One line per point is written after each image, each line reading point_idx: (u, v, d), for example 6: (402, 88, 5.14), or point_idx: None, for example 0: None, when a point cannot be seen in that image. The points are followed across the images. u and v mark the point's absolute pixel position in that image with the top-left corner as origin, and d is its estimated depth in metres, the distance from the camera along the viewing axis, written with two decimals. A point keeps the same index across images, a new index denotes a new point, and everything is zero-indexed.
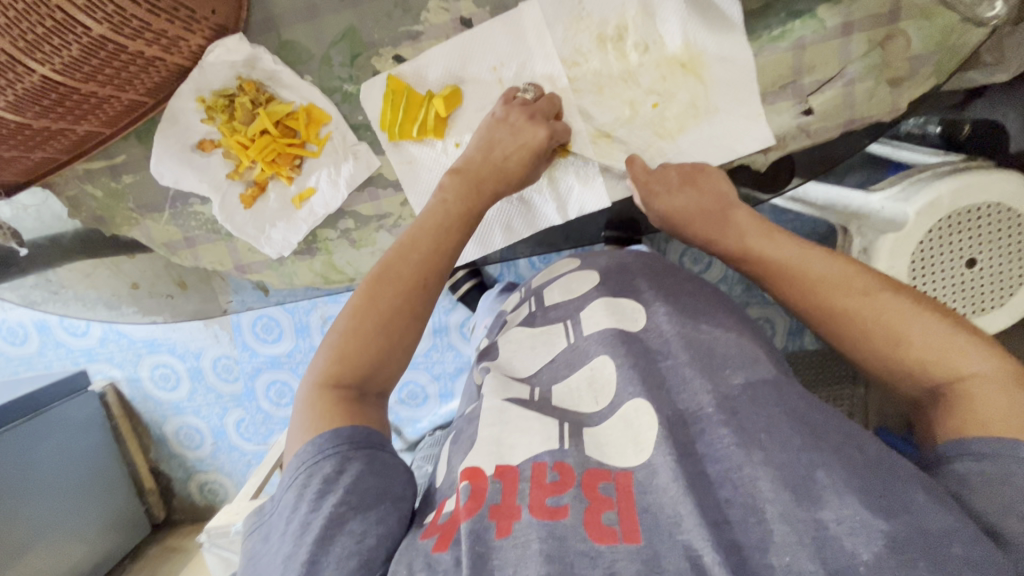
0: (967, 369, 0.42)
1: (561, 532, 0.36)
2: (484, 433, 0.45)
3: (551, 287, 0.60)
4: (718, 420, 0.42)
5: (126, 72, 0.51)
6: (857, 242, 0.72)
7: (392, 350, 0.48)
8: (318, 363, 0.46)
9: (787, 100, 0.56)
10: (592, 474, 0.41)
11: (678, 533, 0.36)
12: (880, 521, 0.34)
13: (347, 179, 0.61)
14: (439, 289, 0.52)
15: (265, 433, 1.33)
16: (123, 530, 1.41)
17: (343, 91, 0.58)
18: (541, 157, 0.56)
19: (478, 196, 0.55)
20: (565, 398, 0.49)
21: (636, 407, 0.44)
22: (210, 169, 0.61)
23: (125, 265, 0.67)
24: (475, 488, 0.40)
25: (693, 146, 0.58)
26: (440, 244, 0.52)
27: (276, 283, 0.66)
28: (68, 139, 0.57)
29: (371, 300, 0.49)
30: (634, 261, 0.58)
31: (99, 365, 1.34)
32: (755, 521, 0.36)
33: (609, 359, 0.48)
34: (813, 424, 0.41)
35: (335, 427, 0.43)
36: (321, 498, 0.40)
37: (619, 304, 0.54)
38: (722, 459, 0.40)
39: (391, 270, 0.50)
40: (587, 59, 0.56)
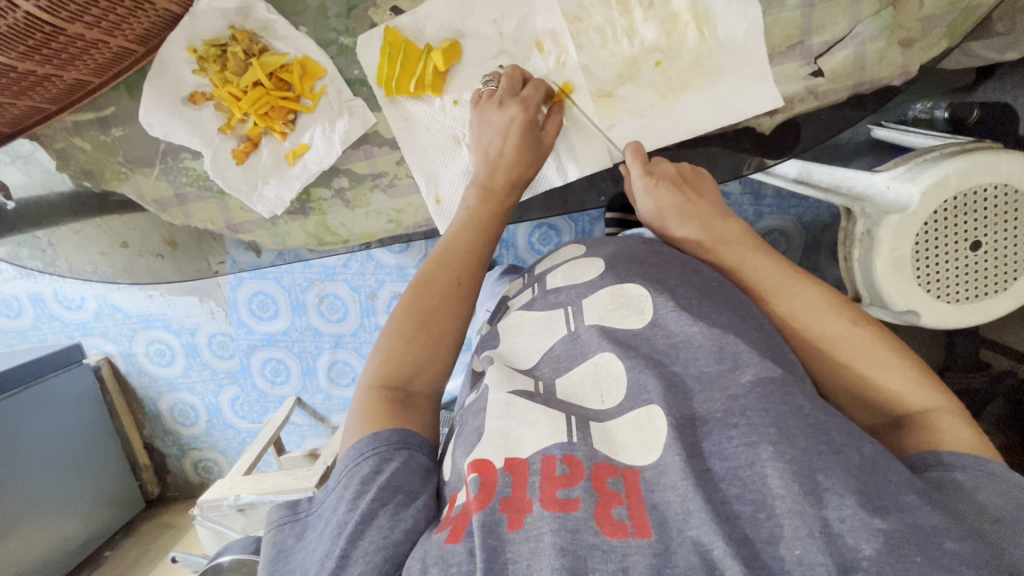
0: (934, 403, 0.43)
1: (573, 525, 0.33)
2: (489, 426, 0.40)
3: (555, 274, 0.54)
4: (728, 424, 0.37)
5: (114, 14, 0.50)
6: (860, 223, 0.71)
7: (435, 349, 0.48)
8: (369, 368, 0.46)
9: (795, 61, 0.55)
10: (601, 467, 0.37)
11: (686, 529, 0.33)
12: (877, 519, 0.31)
13: (343, 136, 0.59)
14: (473, 291, 0.51)
15: (259, 412, 1.33)
16: (118, 505, 1.41)
17: (339, 43, 0.56)
18: (530, 138, 0.55)
19: (500, 200, 0.55)
20: (569, 394, 0.44)
21: (650, 412, 0.39)
22: (201, 123, 0.59)
23: (115, 223, 0.66)
24: (485, 481, 0.37)
25: (697, 107, 0.57)
26: (477, 252, 0.53)
27: (269, 244, 0.65)
28: (57, 87, 0.55)
29: (410, 305, 0.49)
30: (641, 249, 0.53)
31: (94, 339, 1.33)
32: (765, 516, 0.33)
33: (617, 358, 0.43)
34: (817, 425, 0.36)
35: (374, 431, 0.42)
36: (358, 499, 0.38)
37: (625, 292, 0.48)
38: (730, 457, 0.36)
39: (427, 276, 0.51)
40: (589, 14, 0.54)
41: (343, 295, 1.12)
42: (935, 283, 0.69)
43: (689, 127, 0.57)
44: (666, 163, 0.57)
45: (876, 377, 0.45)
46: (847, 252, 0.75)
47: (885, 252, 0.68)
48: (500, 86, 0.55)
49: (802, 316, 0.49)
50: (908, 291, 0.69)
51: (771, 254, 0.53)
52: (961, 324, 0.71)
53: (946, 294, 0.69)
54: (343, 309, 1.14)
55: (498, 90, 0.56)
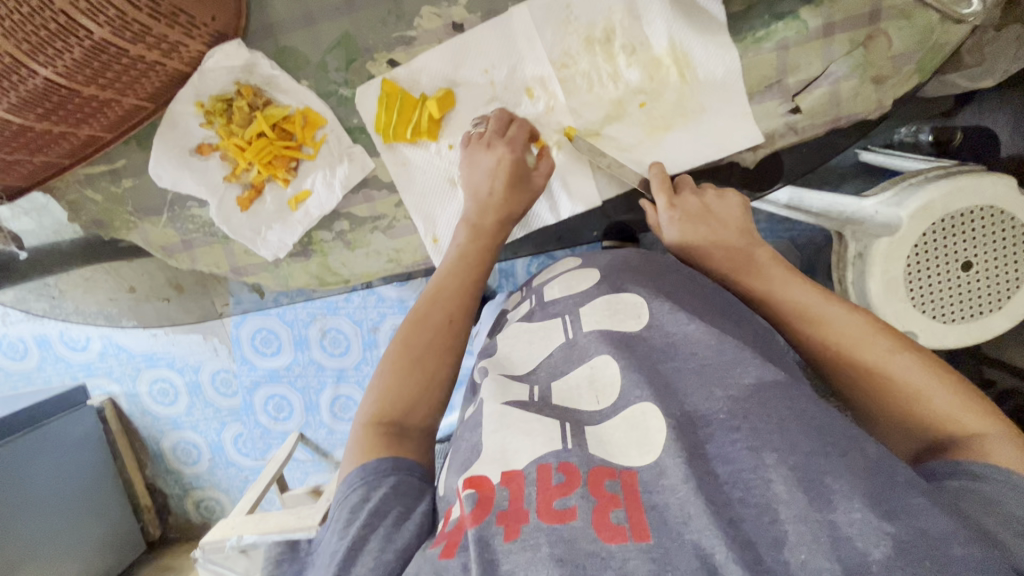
0: (981, 430, 0.41)
1: (569, 535, 0.33)
2: (486, 442, 0.41)
3: (552, 285, 0.57)
4: (729, 426, 0.38)
5: (127, 76, 0.53)
6: (852, 246, 0.72)
7: (429, 385, 0.48)
8: (364, 406, 0.47)
9: (774, 100, 0.58)
10: (598, 471, 0.37)
11: (686, 532, 0.33)
12: (884, 523, 0.32)
13: (342, 181, 0.61)
14: (467, 326, 0.52)
15: (263, 449, 1.33)
16: (118, 548, 1.39)
17: (339, 95, 0.59)
18: (519, 175, 0.57)
19: (490, 236, 0.57)
20: (565, 398, 0.45)
21: (644, 409, 0.40)
22: (207, 172, 0.62)
23: (124, 269, 0.68)
24: (481, 497, 0.37)
25: (682, 145, 0.59)
26: (468, 286, 0.54)
27: (271, 285, 0.67)
28: (70, 143, 0.58)
29: (403, 342, 0.50)
30: (635, 258, 0.56)
31: (98, 380, 1.34)
32: (769, 520, 0.33)
33: (613, 359, 0.44)
34: (821, 427, 0.38)
35: (363, 464, 0.42)
36: (349, 525, 0.39)
37: (620, 301, 0.50)
38: (733, 460, 0.37)
39: (421, 312, 0.52)
40: (575, 61, 0.57)
41: (345, 330, 1.13)
42: (929, 304, 0.70)
43: (674, 164, 0.59)
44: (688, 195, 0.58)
45: (915, 405, 0.44)
46: (841, 274, 0.76)
47: (878, 274, 0.69)
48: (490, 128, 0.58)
49: (845, 342, 0.48)
50: (904, 313, 0.70)
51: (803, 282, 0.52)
52: (960, 344, 0.72)
53: (941, 315, 0.70)
54: (345, 343, 1.15)
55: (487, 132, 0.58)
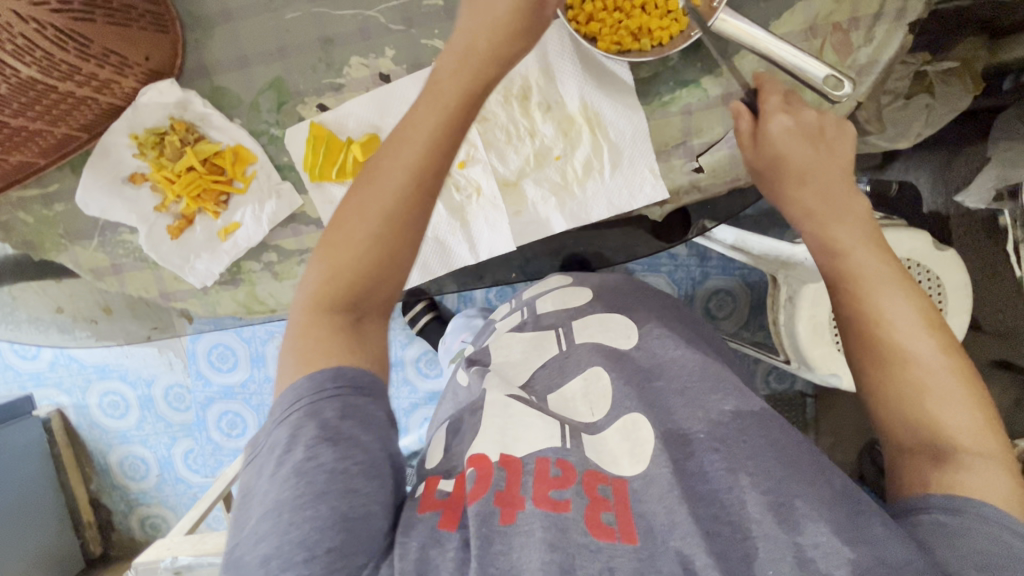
0: (987, 448, 0.43)
1: (563, 524, 0.39)
2: (491, 422, 0.48)
3: (545, 299, 0.63)
4: (709, 447, 0.45)
5: (58, 108, 0.55)
6: (784, 289, 0.77)
7: (387, 266, 0.46)
8: (308, 290, 0.45)
9: (680, 159, 0.61)
10: (591, 474, 0.44)
11: (670, 539, 0.39)
12: (847, 548, 0.38)
13: (270, 216, 0.64)
14: (432, 195, 0.48)
15: (214, 465, 1.32)
16: (55, 565, 1.36)
17: (270, 133, 0.62)
18: (502, 54, 0.52)
19: (466, 94, 0.50)
20: (562, 406, 0.51)
21: (634, 420, 0.47)
22: (139, 201, 0.64)
23: (52, 289, 0.69)
24: (481, 472, 0.43)
25: (595, 197, 0.62)
26: (437, 154, 0.48)
27: (200, 311, 0.68)
28: (1, 168, 0.59)
29: (349, 227, 0.46)
30: (623, 284, 0.64)
31: (46, 390, 1.32)
32: (741, 537, 0.40)
33: (604, 371, 0.52)
34: (792, 457, 0.44)
35: (338, 365, 0.42)
36: (317, 447, 0.38)
37: (612, 320, 0.58)
38: (711, 480, 0.43)
39: (372, 185, 0.47)
40: (494, 115, 0.61)
41: None
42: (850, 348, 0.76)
43: (587, 214, 0.62)
44: (840, 139, 0.55)
45: (937, 404, 0.45)
46: (774, 316, 0.81)
47: (805, 317, 0.75)
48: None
49: (898, 322, 0.48)
50: (829, 355, 0.75)
51: (883, 255, 0.52)
52: None
53: None
54: None
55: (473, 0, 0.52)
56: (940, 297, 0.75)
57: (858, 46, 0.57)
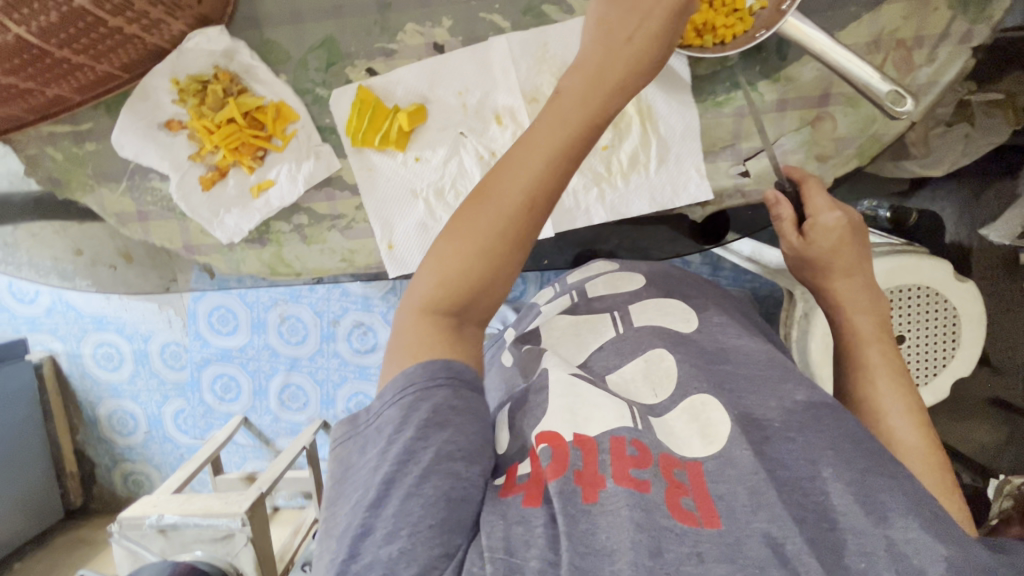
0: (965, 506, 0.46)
1: (648, 505, 0.36)
2: (556, 402, 0.44)
3: (595, 283, 0.60)
4: (787, 436, 0.42)
5: (103, 44, 0.53)
6: (801, 305, 0.76)
7: (497, 276, 0.43)
8: (419, 289, 0.44)
9: (726, 161, 0.61)
10: (665, 457, 0.41)
11: (754, 521, 0.36)
12: (940, 545, 0.35)
13: (306, 176, 0.63)
14: (544, 217, 0.45)
15: (202, 428, 1.30)
16: (34, 514, 1.34)
17: (315, 93, 0.61)
18: (660, 27, 0.48)
19: (603, 101, 0.47)
20: (622, 386, 0.49)
21: (705, 402, 0.45)
22: (173, 149, 0.62)
23: (73, 231, 0.67)
24: (558, 453, 0.40)
25: (638, 191, 0.61)
26: (547, 173, 0.44)
27: (222, 267, 0.66)
28: (37, 100, 0.58)
29: (470, 225, 0.43)
30: (674, 271, 0.61)
31: (41, 336, 1.30)
32: (829, 526, 0.37)
33: (669, 354, 0.49)
34: (877, 450, 0.41)
35: (449, 359, 0.41)
36: (428, 427, 0.38)
37: (670, 304, 0.56)
38: (791, 466, 0.40)
39: (493, 184, 0.45)
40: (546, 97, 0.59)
41: (304, 318, 1.14)
42: None
43: (628, 207, 0.62)
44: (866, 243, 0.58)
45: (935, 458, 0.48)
46: (787, 330, 0.80)
47: (820, 334, 0.74)
48: None
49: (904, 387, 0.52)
50: None
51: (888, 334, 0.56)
52: None
53: None
54: (303, 331, 1.16)
55: None
56: (954, 326, 0.75)
57: (919, 65, 0.56)
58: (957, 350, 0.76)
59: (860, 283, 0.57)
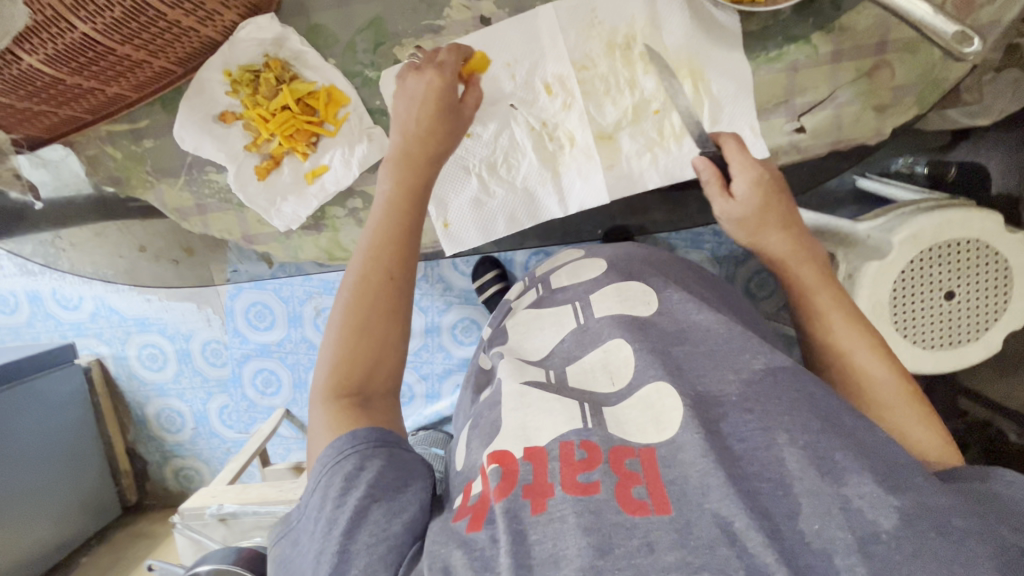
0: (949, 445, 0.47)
1: (595, 507, 0.36)
2: (507, 419, 0.43)
3: (560, 274, 0.61)
4: (742, 408, 0.41)
5: (161, 39, 0.54)
6: (842, 266, 0.75)
7: (386, 350, 0.48)
8: (319, 379, 0.47)
9: (780, 118, 0.60)
10: (618, 450, 0.40)
11: (705, 502, 0.36)
12: (891, 497, 0.34)
13: (360, 160, 0.63)
14: (409, 284, 0.51)
15: (248, 421, 1.33)
16: (92, 510, 1.39)
17: (364, 75, 0.61)
18: (458, 107, 0.56)
19: (423, 171, 0.54)
20: (581, 379, 0.48)
21: (658, 389, 0.44)
22: (228, 140, 0.63)
23: (135, 228, 0.69)
24: (506, 470, 0.40)
25: (691, 153, 0.61)
26: (403, 247, 0.51)
27: (281, 255, 0.69)
28: (97, 99, 0.59)
29: (356, 299, 0.49)
30: (641, 253, 0.61)
31: (87, 340, 1.34)
32: (782, 494, 0.36)
33: (626, 342, 0.48)
34: (830, 412, 0.41)
35: (352, 431, 0.44)
36: (346, 495, 0.41)
37: (630, 289, 0.54)
38: (747, 439, 0.39)
39: (378, 250, 0.51)
40: (595, 64, 0.59)
41: None
42: (911, 329, 0.73)
43: (682, 170, 0.61)
44: (790, 190, 0.59)
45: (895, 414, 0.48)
46: None
47: (866, 296, 0.73)
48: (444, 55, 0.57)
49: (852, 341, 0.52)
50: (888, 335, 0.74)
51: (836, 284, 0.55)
52: (936, 369, 0.74)
53: (919, 338, 0.73)
54: None
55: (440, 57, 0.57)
56: (1007, 279, 0.71)
57: (981, 5, 0.55)
58: (1011, 303, 0.72)
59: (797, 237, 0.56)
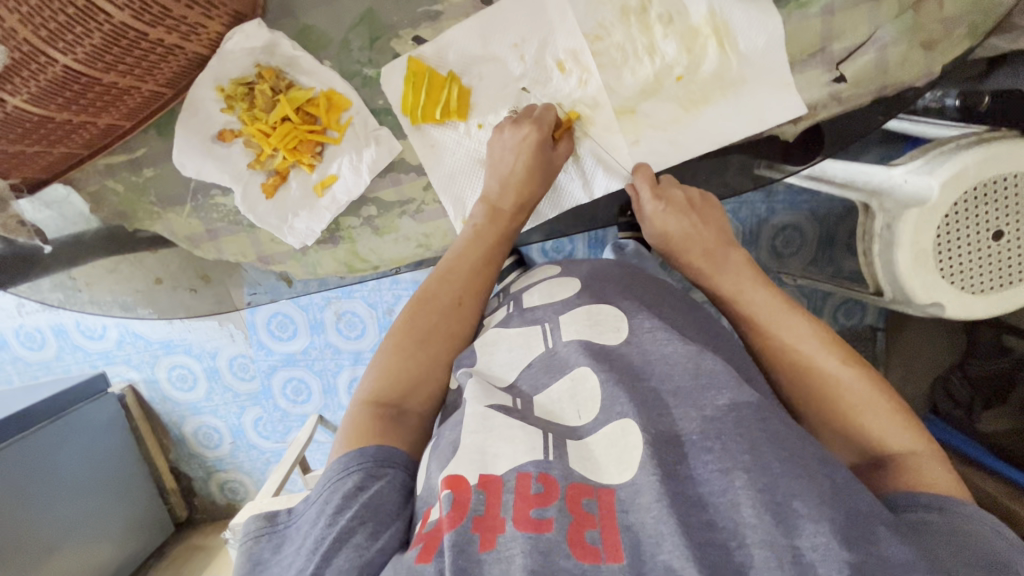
0: (914, 445, 0.43)
1: (545, 547, 0.32)
2: (466, 440, 0.39)
3: (533, 292, 0.54)
4: (704, 447, 0.36)
5: (146, 61, 0.51)
6: (878, 219, 0.64)
7: (429, 365, 0.51)
8: (367, 385, 0.50)
9: (815, 69, 0.55)
10: (576, 487, 0.36)
11: (658, 553, 0.32)
12: (845, 551, 0.30)
13: (370, 165, 0.60)
14: (474, 311, 0.55)
15: (283, 430, 1.33)
16: (146, 530, 1.42)
17: (363, 75, 0.57)
18: (542, 155, 0.56)
19: (509, 219, 0.59)
20: (545, 411, 0.43)
21: (623, 426, 0.38)
22: (231, 160, 0.61)
23: (147, 260, 0.67)
24: (458, 498, 0.36)
25: (720, 119, 0.57)
26: (470, 279, 0.56)
27: (299, 273, 0.66)
28: (90, 132, 0.56)
29: (413, 322, 0.53)
30: (615, 271, 0.54)
31: (116, 368, 1.33)
32: (736, 545, 0.32)
33: (592, 371, 0.42)
34: (793, 450, 0.36)
35: (359, 448, 0.43)
36: (338, 514, 0.39)
37: (600, 313, 0.48)
38: (704, 483, 0.35)
39: (451, 271, 0.56)
40: (610, 33, 0.54)
41: (360, 312, 1.10)
42: (958, 275, 0.63)
43: (711, 138, 0.57)
44: (712, 207, 0.60)
45: (860, 418, 0.46)
46: (865, 248, 0.67)
47: (907, 245, 0.61)
48: (539, 112, 0.57)
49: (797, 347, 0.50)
50: (933, 285, 0.63)
51: (770, 287, 0.55)
52: (987, 314, 0.65)
53: (970, 285, 0.63)
54: (360, 326, 1.12)
55: (535, 113, 0.57)
56: None
57: None
58: None
59: (711, 258, 0.58)
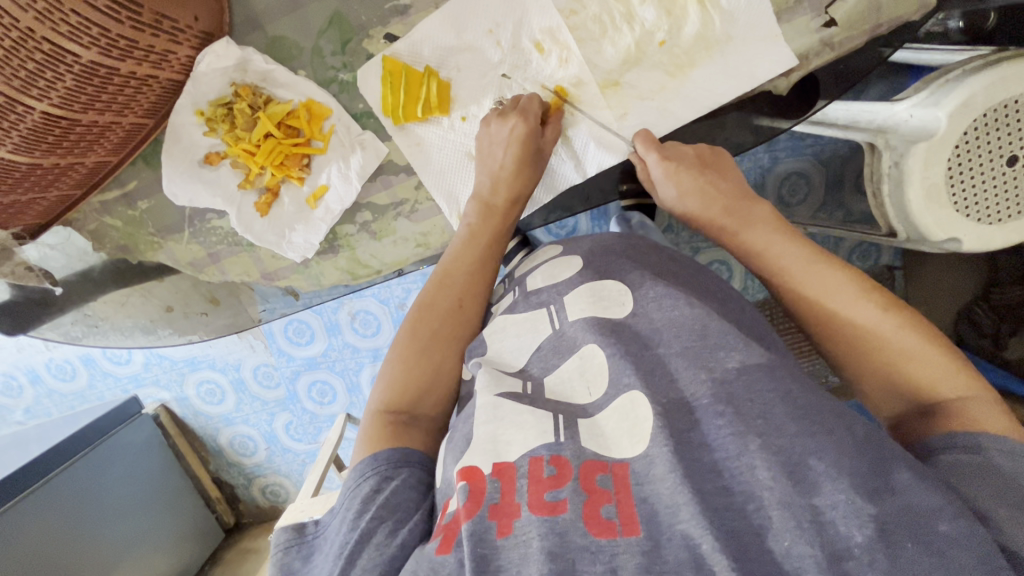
0: (968, 390, 0.41)
1: (560, 528, 0.33)
2: (478, 432, 0.40)
3: (536, 275, 0.53)
4: (715, 411, 0.36)
5: (123, 95, 0.50)
6: (885, 157, 0.61)
7: (433, 374, 0.51)
8: (376, 397, 0.50)
9: (804, 15, 0.52)
10: (588, 465, 0.36)
11: (676, 523, 0.32)
12: (869, 505, 0.31)
13: (358, 171, 0.60)
14: (473, 317, 0.55)
15: (314, 432, 1.35)
16: (200, 539, 1.49)
17: (340, 80, 0.57)
18: (534, 141, 0.56)
19: (502, 216, 0.58)
20: (557, 390, 0.43)
21: (632, 398, 0.39)
22: (220, 182, 0.61)
23: (156, 289, 0.68)
24: (473, 488, 0.36)
25: (710, 81, 0.55)
26: (469, 280, 0.56)
27: (305, 287, 0.67)
28: (81, 171, 0.57)
29: (416, 329, 0.53)
30: (617, 242, 0.53)
31: (148, 389, 1.36)
32: (754, 508, 0.32)
33: (599, 348, 0.43)
34: (806, 404, 0.36)
35: (372, 453, 0.44)
36: (358, 517, 0.40)
37: (603, 288, 0.48)
38: (718, 448, 0.35)
39: (448, 277, 0.56)
40: (584, 5, 0.53)
41: (373, 310, 1.09)
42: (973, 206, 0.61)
43: (703, 101, 0.55)
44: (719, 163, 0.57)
45: (905, 366, 0.43)
46: (874, 188, 0.65)
47: (917, 183, 0.59)
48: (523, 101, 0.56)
49: (829, 295, 0.47)
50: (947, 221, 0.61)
51: (792, 235, 0.51)
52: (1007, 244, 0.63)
53: (985, 216, 0.61)
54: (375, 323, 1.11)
55: (520, 102, 0.56)
56: None
57: None
58: None
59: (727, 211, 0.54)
